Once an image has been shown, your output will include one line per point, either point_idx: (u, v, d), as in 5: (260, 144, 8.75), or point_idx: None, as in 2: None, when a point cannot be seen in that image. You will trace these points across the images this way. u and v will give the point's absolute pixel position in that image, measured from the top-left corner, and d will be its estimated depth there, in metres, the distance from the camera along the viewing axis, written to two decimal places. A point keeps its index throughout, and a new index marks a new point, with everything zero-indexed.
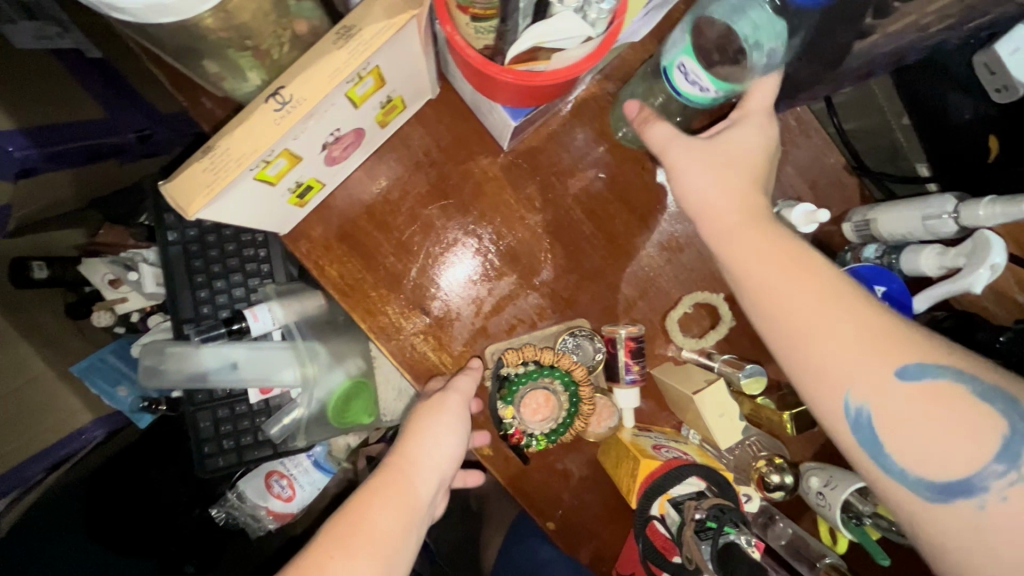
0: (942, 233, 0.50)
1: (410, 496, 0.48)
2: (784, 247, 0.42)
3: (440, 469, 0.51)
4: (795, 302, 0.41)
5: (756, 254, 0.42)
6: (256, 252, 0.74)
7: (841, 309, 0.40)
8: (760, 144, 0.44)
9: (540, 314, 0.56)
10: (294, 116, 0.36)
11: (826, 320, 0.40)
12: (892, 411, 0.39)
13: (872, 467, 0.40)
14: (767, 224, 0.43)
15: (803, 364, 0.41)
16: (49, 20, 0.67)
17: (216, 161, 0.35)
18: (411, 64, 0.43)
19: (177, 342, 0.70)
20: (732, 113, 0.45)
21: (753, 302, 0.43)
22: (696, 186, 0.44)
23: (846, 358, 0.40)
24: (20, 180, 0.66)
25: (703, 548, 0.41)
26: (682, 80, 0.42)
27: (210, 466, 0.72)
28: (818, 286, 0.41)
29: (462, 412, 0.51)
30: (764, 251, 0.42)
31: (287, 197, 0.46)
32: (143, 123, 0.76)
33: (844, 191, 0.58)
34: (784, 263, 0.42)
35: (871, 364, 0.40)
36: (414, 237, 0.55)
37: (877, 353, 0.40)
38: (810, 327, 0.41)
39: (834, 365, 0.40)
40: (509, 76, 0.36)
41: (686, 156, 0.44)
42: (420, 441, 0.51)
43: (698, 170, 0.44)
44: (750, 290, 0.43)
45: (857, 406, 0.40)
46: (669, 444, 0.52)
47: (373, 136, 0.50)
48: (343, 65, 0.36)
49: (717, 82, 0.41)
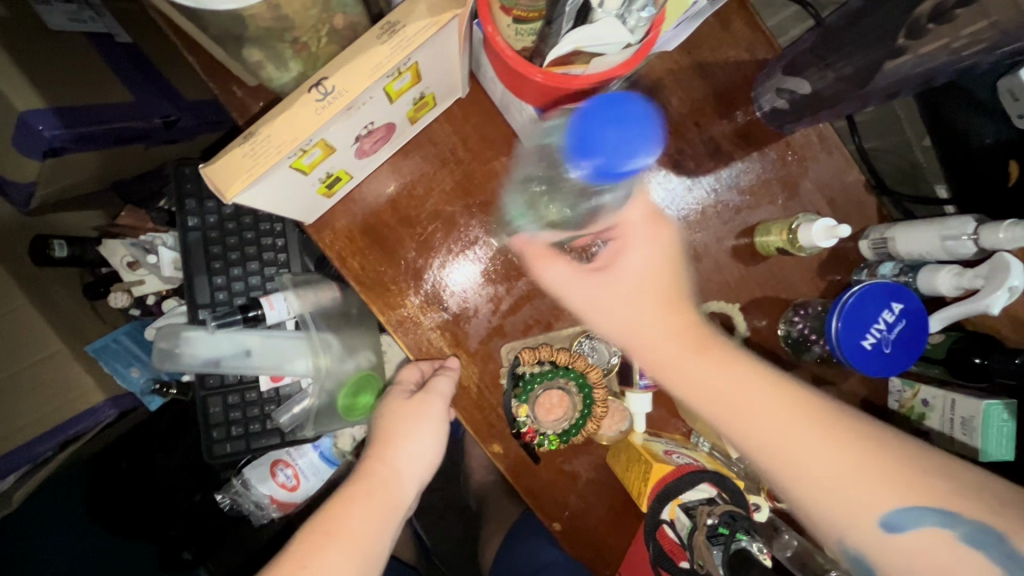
0: (960, 254, 0.51)
1: (382, 500, 0.52)
2: (736, 379, 0.43)
3: (415, 476, 0.55)
4: (757, 441, 0.42)
5: (705, 383, 0.44)
6: (274, 242, 0.74)
7: (801, 432, 0.41)
8: (664, 261, 0.46)
9: (557, 316, 0.56)
10: (334, 107, 0.36)
11: (796, 452, 0.41)
12: (884, 556, 0.39)
13: None
14: (711, 353, 0.44)
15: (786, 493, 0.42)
16: (82, 4, 0.70)
17: (256, 147, 0.36)
18: (446, 63, 0.44)
19: (194, 327, 0.71)
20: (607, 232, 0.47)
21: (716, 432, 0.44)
22: (611, 318, 0.46)
23: (823, 503, 0.40)
24: (47, 159, 0.67)
25: (714, 554, 0.42)
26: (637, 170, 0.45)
27: (218, 451, 0.73)
28: (772, 410, 0.43)
29: (441, 419, 0.54)
30: (716, 387, 0.43)
31: (317, 187, 0.47)
32: (170, 109, 0.77)
33: (862, 208, 0.58)
34: (739, 394, 0.43)
35: (850, 508, 0.40)
36: (436, 234, 0.55)
37: (856, 495, 0.39)
38: (780, 461, 0.42)
39: (815, 497, 0.41)
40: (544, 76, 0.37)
41: (617, 297, 0.46)
42: (400, 445, 0.54)
43: (589, 291, 0.46)
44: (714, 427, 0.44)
45: (852, 551, 0.40)
46: (680, 450, 0.52)
47: (403, 132, 0.51)
48: (385, 60, 0.36)
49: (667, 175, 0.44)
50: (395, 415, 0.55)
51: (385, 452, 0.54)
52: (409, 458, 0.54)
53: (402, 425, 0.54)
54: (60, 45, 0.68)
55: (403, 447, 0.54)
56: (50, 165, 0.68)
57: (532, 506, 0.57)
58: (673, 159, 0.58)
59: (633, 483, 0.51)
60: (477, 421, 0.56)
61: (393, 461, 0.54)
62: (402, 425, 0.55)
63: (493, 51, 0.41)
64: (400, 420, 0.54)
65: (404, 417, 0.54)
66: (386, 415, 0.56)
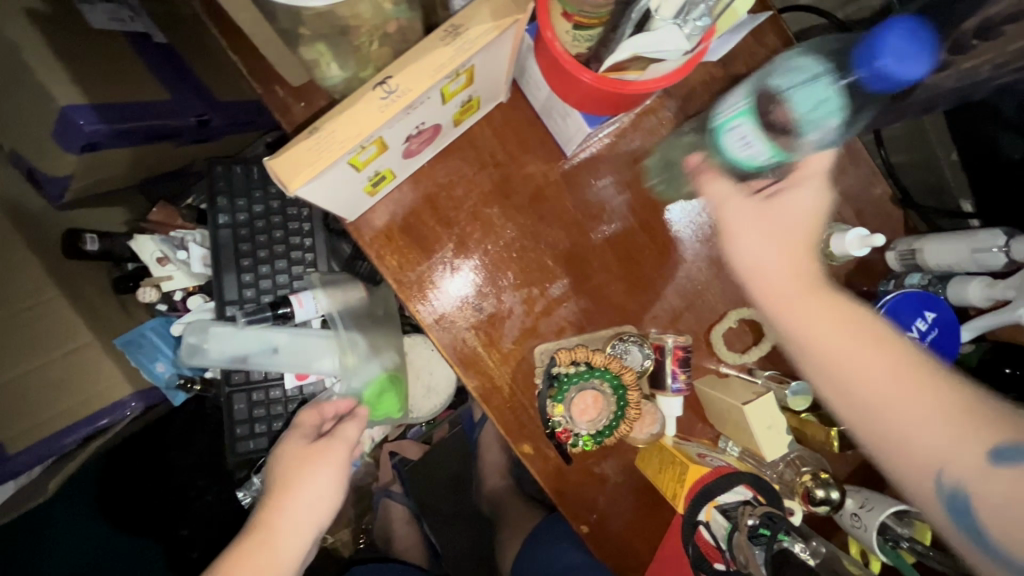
0: (991, 266, 0.52)
1: (287, 545, 0.56)
2: (847, 314, 0.44)
3: (311, 524, 0.58)
4: (866, 375, 0.43)
5: (819, 331, 0.44)
6: (302, 241, 0.75)
7: (887, 373, 0.42)
8: (814, 210, 0.45)
9: (590, 319, 0.57)
10: (397, 105, 0.37)
11: (897, 400, 0.42)
12: (986, 490, 0.40)
13: (961, 538, 0.41)
14: (830, 291, 0.45)
15: (886, 442, 0.43)
16: (123, 5, 0.73)
17: (321, 142, 0.37)
18: (497, 67, 0.45)
19: (223, 323, 0.71)
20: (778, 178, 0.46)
21: (815, 364, 0.45)
22: (746, 251, 0.46)
23: (924, 433, 0.41)
24: (84, 154, 0.67)
25: (757, 555, 0.42)
26: (734, 141, 0.45)
27: (241, 448, 0.73)
28: (886, 366, 0.43)
29: (338, 462, 0.62)
30: (831, 320, 0.44)
31: (364, 185, 0.48)
32: (202, 107, 0.77)
33: (890, 219, 0.60)
34: (845, 330, 0.44)
35: (952, 440, 0.41)
36: (473, 235, 0.57)
37: (957, 425, 0.41)
38: (888, 410, 0.42)
39: (921, 444, 0.41)
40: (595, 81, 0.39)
41: (745, 224, 0.46)
42: (308, 487, 0.59)
43: (746, 218, 0.45)
44: (818, 364, 0.45)
45: (952, 488, 0.41)
46: (712, 453, 0.53)
47: (446, 134, 0.52)
48: (447, 61, 0.37)
49: (771, 150, 0.44)
50: (302, 457, 0.60)
51: (297, 494, 0.58)
52: (318, 497, 0.59)
53: (303, 470, 0.59)
54: (97, 43, 0.69)
55: (317, 485, 0.59)
56: (87, 159, 0.68)
57: (560, 508, 0.58)
58: None
59: (666, 485, 0.52)
60: (508, 421, 0.57)
61: (300, 499, 0.58)
62: (301, 468, 0.60)
63: (546, 58, 0.42)
64: (305, 463, 0.60)
65: (308, 461, 0.60)
66: (288, 460, 0.60)
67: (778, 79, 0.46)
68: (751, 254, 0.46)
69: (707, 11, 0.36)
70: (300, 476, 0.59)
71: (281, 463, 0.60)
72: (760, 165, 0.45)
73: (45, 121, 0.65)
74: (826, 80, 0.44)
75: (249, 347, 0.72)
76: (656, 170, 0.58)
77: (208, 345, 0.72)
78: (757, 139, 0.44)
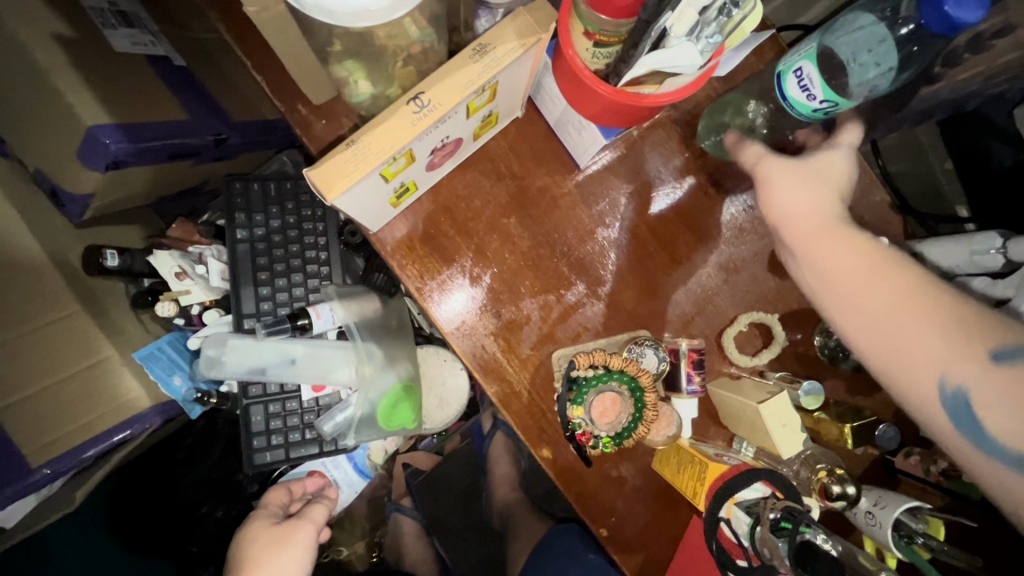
0: (990, 267, 0.54)
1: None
2: (867, 251, 0.45)
3: None
4: (881, 301, 0.44)
5: (845, 260, 0.46)
6: (319, 254, 0.77)
7: (920, 302, 0.43)
8: (847, 170, 0.49)
9: (605, 324, 0.59)
10: (430, 118, 0.40)
11: (915, 318, 0.43)
12: (993, 396, 0.40)
13: (970, 451, 0.42)
14: (851, 231, 0.46)
15: (899, 356, 0.43)
16: (144, 30, 0.75)
17: (357, 154, 0.39)
18: (518, 84, 0.48)
19: (241, 336, 0.73)
20: (827, 142, 0.50)
21: (839, 300, 0.46)
22: (780, 197, 0.48)
23: (934, 347, 0.42)
24: (108, 172, 0.68)
25: (778, 545, 0.43)
26: (794, 83, 0.44)
27: (258, 461, 0.73)
28: (909, 285, 0.44)
29: (306, 544, 0.67)
30: (850, 253, 0.45)
31: (390, 196, 0.50)
32: (221, 128, 0.80)
33: (889, 226, 0.62)
34: (872, 266, 0.45)
35: (969, 360, 0.40)
36: (492, 245, 0.59)
37: (974, 346, 0.40)
38: (904, 328, 0.43)
39: (925, 352, 0.42)
40: (615, 93, 0.41)
41: (780, 173, 0.48)
42: (276, 561, 0.63)
43: (794, 189, 0.47)
44: (839, 291, 0.46)
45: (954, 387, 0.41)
46: (729, 453, 0.55)
47: (466, 147, 0.54)
48: (477, 77, 0.40)
49: (825, 91, 0.42)
50: (270, 535, 0.66)
51: (265, 560, 0.63)
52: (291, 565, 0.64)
53: (273, 546, 0.65)
54: (121, 65, 0.71)
55: (284, 562, 0.64)
56: (110, 177, 0.69)
57: (580, 512, 0.58)
58: (713, 178, 0.62)
59: (686, 484, 0.53)
60: (528, 425, 0.58)
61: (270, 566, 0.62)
62: (273, 541, 0.65)
63: (567, 75, 0.45)
64: (274, 543, 0.65)
65: (276, 542, 0.65)
66: (257, 535, 0.66)
67: (846, 24, 0.43)
68: (788, 199, 0.48)
69: (718, 29, 0.38)
70: (266, 554, 0.63)
71: (252, 541, 0.65)
72: (814, 110, 0.44)
73: (71, 140, 0.67)
74: (882, 30, 0.42)
75: (266, 358, 0.73)
76: (665, 181, 0.61)
77: (226, 357, 0.73)
78: (817, 82, 0.42)
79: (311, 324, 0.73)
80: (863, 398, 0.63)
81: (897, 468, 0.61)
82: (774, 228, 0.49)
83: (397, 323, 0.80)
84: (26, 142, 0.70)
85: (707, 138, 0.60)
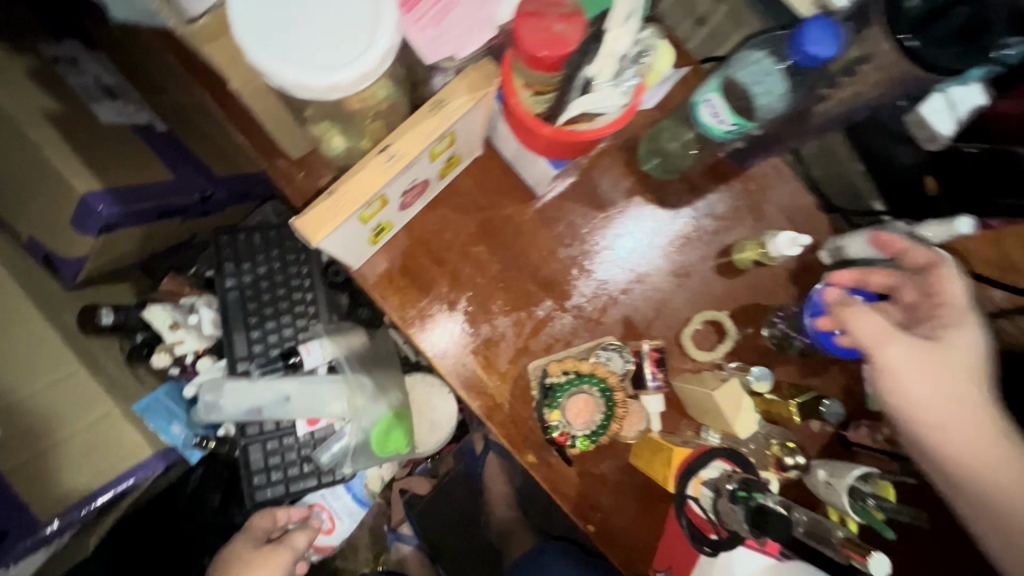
0: (901, 252, 0.60)
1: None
2: (968, 425, 0.51)
3: None
4: (986, 468, 0.51)
5: (954, 428, 0.52)
6: (305, 296, 0.81)
7: (998, 470, 0.51)
8: (977, 345, 0.52)
9: (574, 334, 0.65)
10: (397, 166, 0.46)
11: (990, 467, 0.51)
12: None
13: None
14: (971, 402, 0.51)
15: (1001, 511, 0.52)
16: (130, 102, 0.82)
17: (336, 203, 0.45)
18: (474, 129, 0.54)
19: (236, 378, 0.77)
20: (942, 319, 0.53)
21: (954, 471, 0.53)
22: (926, 381, 0.51)
23: (1007, 503, 0.51)
24: (101, 236, 0.73)
25: (734, 511, 0.48)
26: (705, 112, 0.51)
27: (258, 497, 0.77)
28: (1001, 458, 0.51)
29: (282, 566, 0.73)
30: (968, 429, 0.51)
31: (368, 236, 0.56)
32: (205, 185, 0.84)
33: (814, 224, 0.71)
34: (976, 441, 0.51)
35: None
36: (465, 272, 0.65)
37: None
38: (979, 470, 0.51)
39: (1008, 503, 0.51)
40: (557, 133, 0.47)
41: (903, 353, 0.51)
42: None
43: (911, 351, 0.51)
44: (948, 460, 0.52)
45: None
46: (694, 441, 0.61)
47: (434, 187, 0.61)
48: (436, 129, 0.47)
49: (732, 115, 0.50)
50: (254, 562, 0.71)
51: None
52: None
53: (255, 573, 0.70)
54: (110, 135, 0.77)
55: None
56: (103, 240, 0.74)
57: (566, 509, 0.63)
58: (657, 195, 0.69)
59: (658, 472, 0.58)
60: (511, 433, 0.63)
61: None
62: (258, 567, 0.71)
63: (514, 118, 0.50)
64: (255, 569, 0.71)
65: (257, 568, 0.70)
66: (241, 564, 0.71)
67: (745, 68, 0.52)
68: (916, 386, 0.51)
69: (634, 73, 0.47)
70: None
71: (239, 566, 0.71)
72: (726, 133, 0.51)
73: (65, 208, 0.72)
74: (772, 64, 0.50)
75: (261, 397, 0.77)
76: (616, 201, 0.69)
77: (224, 400, 0.77)
78: (723, 108, 0.50)
79: (303, 361, 0.78)
80: (813, 379, 0.69)
81: (851, 441, 0.67)
82: (891, 407, 0.53)
83: (383, 353, 0.85)
84: (21, 213, 0.74)
85: (648, 160, 0.68)
